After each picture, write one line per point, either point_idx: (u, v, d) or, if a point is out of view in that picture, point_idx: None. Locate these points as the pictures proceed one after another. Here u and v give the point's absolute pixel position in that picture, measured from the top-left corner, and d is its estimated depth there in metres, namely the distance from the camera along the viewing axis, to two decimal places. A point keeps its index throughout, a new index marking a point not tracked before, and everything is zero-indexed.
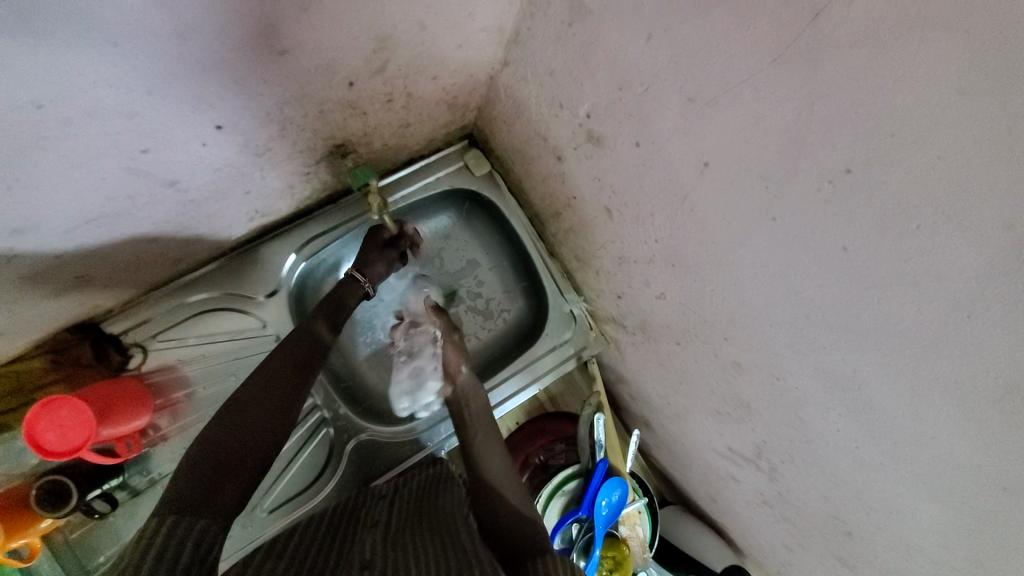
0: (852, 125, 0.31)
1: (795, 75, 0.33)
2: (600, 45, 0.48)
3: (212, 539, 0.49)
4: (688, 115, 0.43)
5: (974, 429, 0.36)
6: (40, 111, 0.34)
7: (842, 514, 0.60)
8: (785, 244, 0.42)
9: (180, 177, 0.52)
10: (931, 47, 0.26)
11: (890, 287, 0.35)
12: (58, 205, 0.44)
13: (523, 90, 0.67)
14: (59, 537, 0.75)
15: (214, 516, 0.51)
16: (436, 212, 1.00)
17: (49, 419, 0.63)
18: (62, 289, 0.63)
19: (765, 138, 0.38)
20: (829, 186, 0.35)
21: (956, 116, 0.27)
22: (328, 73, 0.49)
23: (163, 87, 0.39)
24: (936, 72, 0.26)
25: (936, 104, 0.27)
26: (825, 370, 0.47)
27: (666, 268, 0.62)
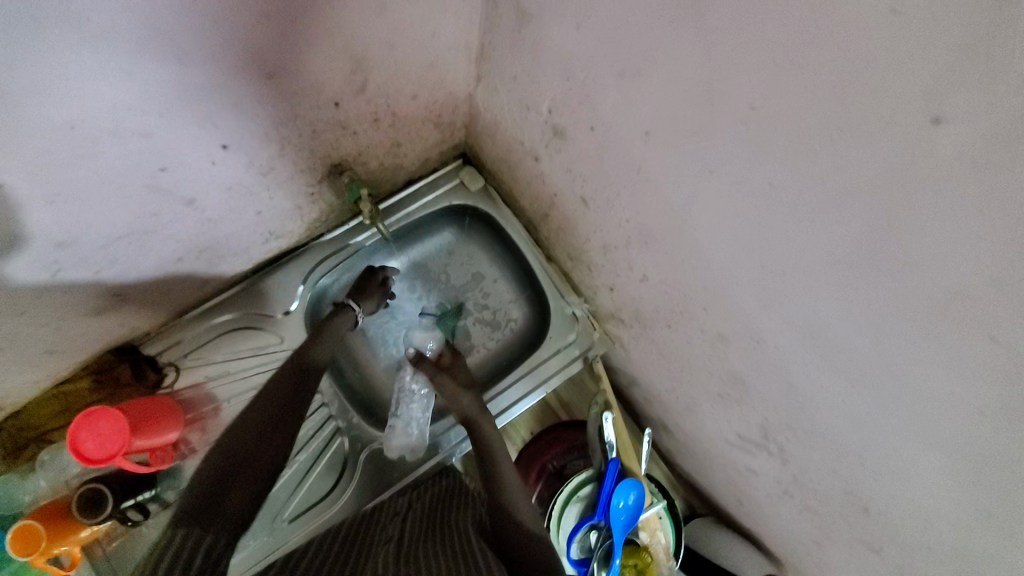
0: (744, 63, 0.34)
1: (691, 31, 0.37)
2: (545, 44, 0.54)
3: (221, 553, 0.52)
4: (623, 90, 0.47)
5: (932, 347, 0.35)
6: (73, 130, 0.42)
7: (855, 488, 0.56)
8: (726, 194, 0.44)
9: (196, 197, 0.60)
10: None
11: (820, 213, 0.37)
12: (93, 220, 0.53)
13: (497, 101, 0.73)
14: (98, 549, 0.81)
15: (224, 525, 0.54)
16: (439, 229, 1.06)
17: (89, 429, 0.70)
18: (102, 309, 0.72)
19: (684, 94, 0.41)
20: (743, 127, 0.38)
21: (818, 32, 0.29)
22: (313, 93, 0.56)
23: (171, 109, 0.47)
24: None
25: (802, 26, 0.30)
26: (793, 319, 0.47)
27: (642, 247, 0.64)
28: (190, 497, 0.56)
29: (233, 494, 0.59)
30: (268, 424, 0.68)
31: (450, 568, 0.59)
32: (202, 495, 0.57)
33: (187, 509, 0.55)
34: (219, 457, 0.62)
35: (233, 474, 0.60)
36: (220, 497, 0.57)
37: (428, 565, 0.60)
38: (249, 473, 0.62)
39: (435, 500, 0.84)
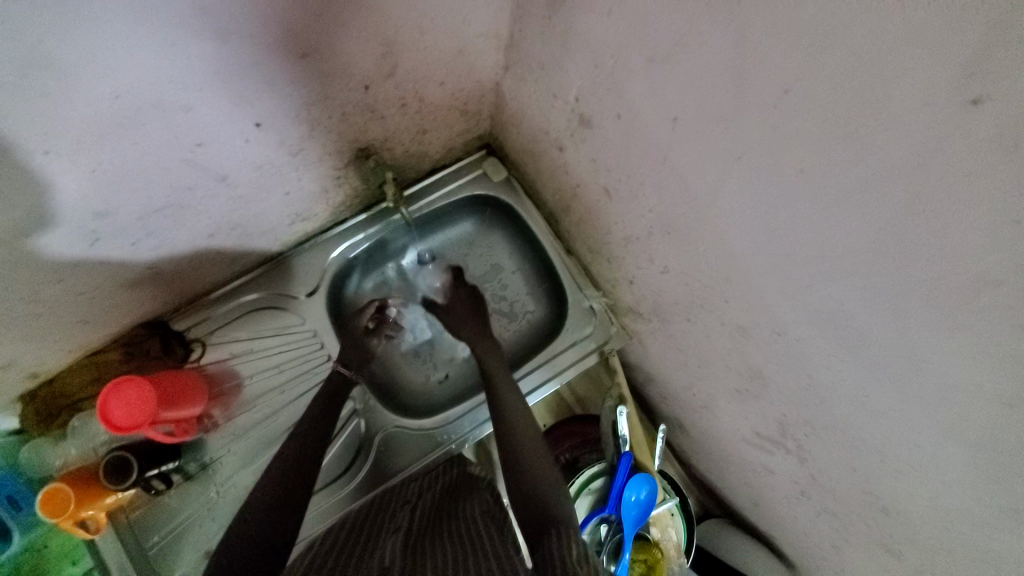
0: (781, 45, 0.34)
1: (727, 12, 0.36)
2: (574, 30, 0.54)
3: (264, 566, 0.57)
4: (652, 75, 0.47)
5: (964, 338, 0.34)
6: (117, 101, 0.43)
7: (874, 488, 0.55)
8: (753, 181, 0.44)
9: (229, 174, 0.62)
10: None
11: (850, 199, 0.36)
12: (132, 191, 0.55)
13: (524, 90, 0.74)
14: (122, 517, 0.85)
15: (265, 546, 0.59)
16: (459, 219, 1.08)
17: (118, 397, 0.72)
18: (135, 283, 0.74)
19: (716, 78, 0.41)
20: (775, 111, 0.37)
21: (859, 12, 0.29)
22: (345, 76, 0.58)
23: (211, 86, 0.48)
24: None
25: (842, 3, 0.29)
26: (817, 311, 0.46)
27: (664, 238, 0.64)
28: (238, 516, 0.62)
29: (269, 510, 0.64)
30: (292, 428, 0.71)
31: (457, 564, 0.58)
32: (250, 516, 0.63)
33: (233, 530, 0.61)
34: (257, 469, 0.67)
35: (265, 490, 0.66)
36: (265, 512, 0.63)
37: (436, 560, 0.59)
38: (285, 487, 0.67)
39: (445, 489, 0.84)
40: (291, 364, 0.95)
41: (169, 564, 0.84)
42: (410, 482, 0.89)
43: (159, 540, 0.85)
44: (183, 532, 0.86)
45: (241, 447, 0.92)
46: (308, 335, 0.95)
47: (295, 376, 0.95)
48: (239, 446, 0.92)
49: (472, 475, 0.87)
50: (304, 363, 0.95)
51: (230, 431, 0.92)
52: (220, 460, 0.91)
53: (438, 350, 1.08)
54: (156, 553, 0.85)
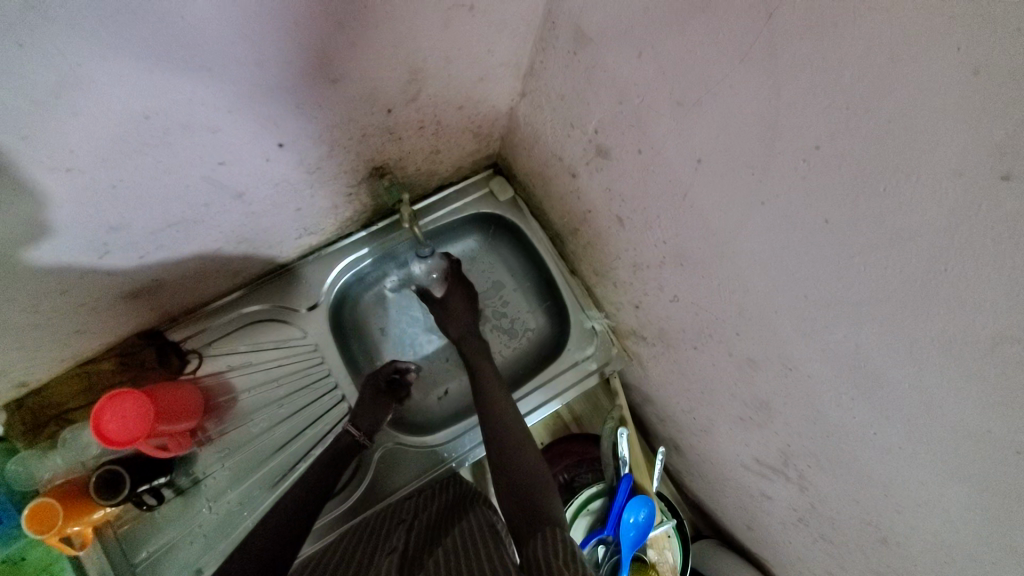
0: (815, 104, 0.36)
1: (762, 68, 0.38)
2: (600, 67, 0.56)
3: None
4: (679, 118, 0.49)
5: (978, 389, 0.36)
6: (147, 121, 0.43)
7: (875, 518, 0.57)
8: (776, 225, 0.45)
9: (245, 190, 0.61)
10: (864, 27, 0.31)
11: (874, 249, 0.38)
12: (148, 206, 0.54)
13: (540, 117, 0.75)
14: (110, 532, 0.81)
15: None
16: (463, 236, 1.08)
17: (114, 410, 0.70)
18: (136, 294, 0.72)
19: (746, 129, 0.42)
20: (804, 164, 0.39)
21: (895, 84, 0.31)
22: (370, 100, 0.58)
23: (241, 107, 0.48)
24: (871, 49, 0.31)
25: (875, 76, 0.32)
26: (831, 350, 0.48)
27: (676, 269, 0.66)
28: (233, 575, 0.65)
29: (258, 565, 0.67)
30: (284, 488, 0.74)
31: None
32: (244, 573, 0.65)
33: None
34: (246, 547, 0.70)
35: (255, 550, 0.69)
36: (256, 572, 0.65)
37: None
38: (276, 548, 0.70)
39: (441, 506, 0.84)
40: (290, 378, 0.93)
41: None
42: (407, 499, 0.88)
43: (147, 558, 0.82)
44: (173, 550, 0.83)
45: (235, 463, 0.89)
46: (309, 348, 0.94)
47: (293, 391, 0.93)
48: (233, 462, 0.89)
49: (468, 492, 0.86)
50: (304, 380, 0.94)
51: (223, 446, 0.89)
52: (212, 475, 0.88)
53: (437, 365, 1.08)
54: (142, 571, 0.81)
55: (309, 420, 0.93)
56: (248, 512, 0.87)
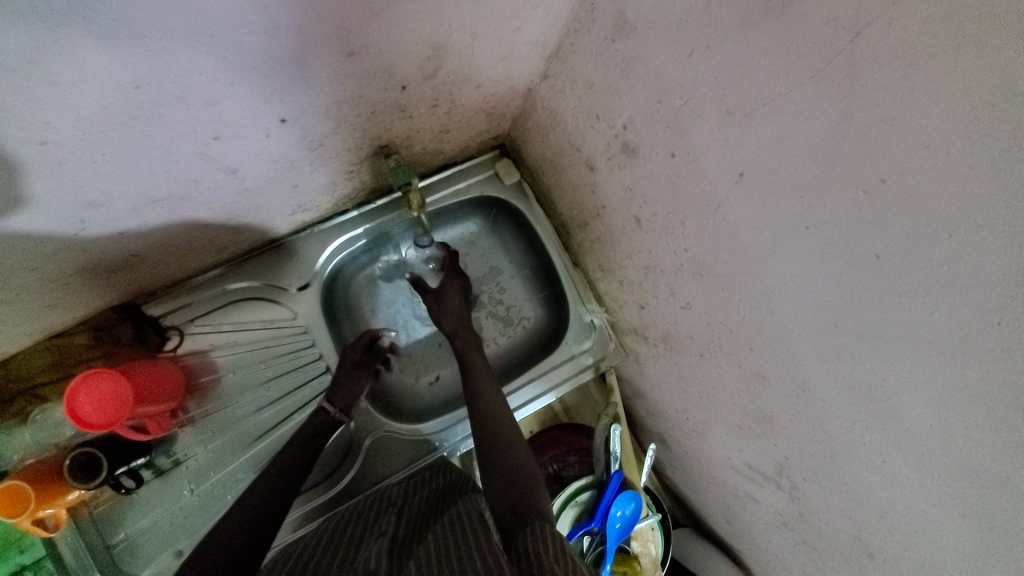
0: (887, 137, 0.34)
1: (835, 88, 0.36)
2: (641, 60, 0.53)
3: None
4: (725, 127, 0.47)
5: (1005, 437, 0.36)
6: (137, 91, 0.39)
7: (864, 533, 0.58)
8: (817, 251, 0.44)
9: (240, 167, 0.57)
10: (956, 63, 0.29)
11: (922, 290, 0.37)
12: (131, 182, 0.50)
13: (562, 103, 0.71)
14: (85, 513, 0.78)
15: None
16: (463, 218, 1.03)
17: (89, 391, 0.66)
18: (114, 268, 0.67)
19: (802, 147, 0.40)
20: (863, 196, 0.37)
21: (977, 128, 0.29)
22: (385, 75, 0.54)
23: (242, 78, 0.44)
24: (958, 86, 0.29)
25: (955, 115, 0.30)
26: (853, 380, 0.47)
27: (693, 277, 0.64)
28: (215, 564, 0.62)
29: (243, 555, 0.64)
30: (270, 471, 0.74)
31: (446, 562, 0.58)
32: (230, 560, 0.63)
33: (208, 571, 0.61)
34: (228, 532, 0.67)
35: (240, 534, 0.67)
36: (240, 568, 0.63)
37: (421, 563, 0.59)
38: (264, 537, 0.68)
39: (430, 492, 0.83)
40: (277, 360, 0.89)
41: (135, 563, 0.79)
42: (395, 485, 0.87)
43: (125, 539, 0.80)
44: (153, 531, 0.81)
45: (218, 445, 0.86)
46: (297, 330, 0.90)
47: (281, 374, 0.90)
48: (216, 444, 0.86)
49: (459, 478, 0.86)
50: (293, 362, 0.90)
51: (205, 428, 0.85)
52: (195, 458, 0.84)
53: (429, 351, 1.05)
54: (119, 552, 0.79)
55: (297, 405, 0.90)
56: (231, 494, 0.84)
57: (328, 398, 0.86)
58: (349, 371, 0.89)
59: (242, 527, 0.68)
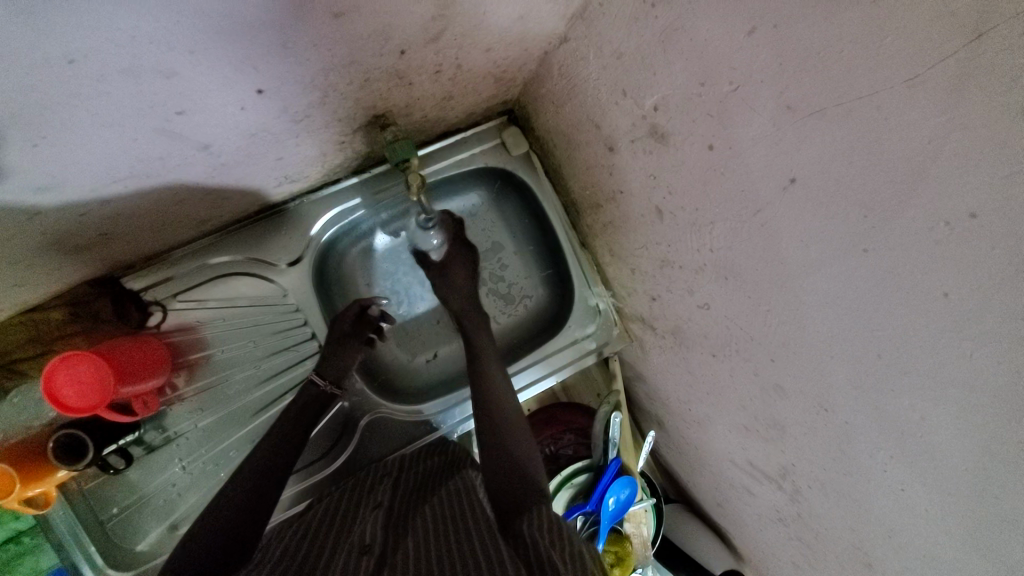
0: (991, 167, 0.28)
1: (932, 99, 0.30)
2: (686, 34, 0.46)
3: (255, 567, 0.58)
4: (782, 125, 0.40)
5: None
6: (71, 65, 0.33)
7: (866, 547, 0.55)
8: (872, 279, 0.39)
9: (213, 142, 0.50)
10: None
11: (995, 338, 0.32)
12: (87, 164, 0.44)
13: (583, 72, 0.63)
14: (74, 486, 0.77)
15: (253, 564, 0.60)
16: (465, 190, 0.96)
17: (67, 373, 0.62)
18: (85, 245, 0.61)
19: (876, 160, 0.34)
20: (943, 228, 0.32)
21: None
22: (380, 39, 0.47)
23: (205, 47, 0.37)
24: None
25: None
26: (886, 412, 0.44)
27: (716, 279, 0.59)
28: (206, 542, 0.61)
29: (232, 534, 0.63)
30: (272, 451, 0.73)
31: (442, 537, 0.58)
32: (223, 537, 0.62)
33: (193, 554, 0.59)
34: (217, 510, 0.65)
35: (230, 508, 0.65)
36: (233, 551, 0.61)
37: (418, 538, 0.59)
38: (262, 512, 0.67)
39: (429, 467, 0.82)
40: (268, 338, 0.85)
41: (130, 537, 0.79)
42: (393, 459, 0.86)
43: (118, 514, 0.79)
44: (146, 506, 0.80)
45: (209, 423, 0.83)
46: (288, 308, 0.86)
47: (273, 352, 0.86)
48: (206, 422, 0.83)
49: (461, 453, 0.85)
50: (286, 340, 0.86)
51: (195, 404, 0.83)
52: (185, 435, 0.82)
53: (427, 330, 1.01)
54: (113, 527, 0.78)
55: (288, 384, 0.87)
56: (224, 472, 0.83)
57: (317, 371, 0.82)
58: (337, 347, 0.85)
59: (227, 504, 0.65)
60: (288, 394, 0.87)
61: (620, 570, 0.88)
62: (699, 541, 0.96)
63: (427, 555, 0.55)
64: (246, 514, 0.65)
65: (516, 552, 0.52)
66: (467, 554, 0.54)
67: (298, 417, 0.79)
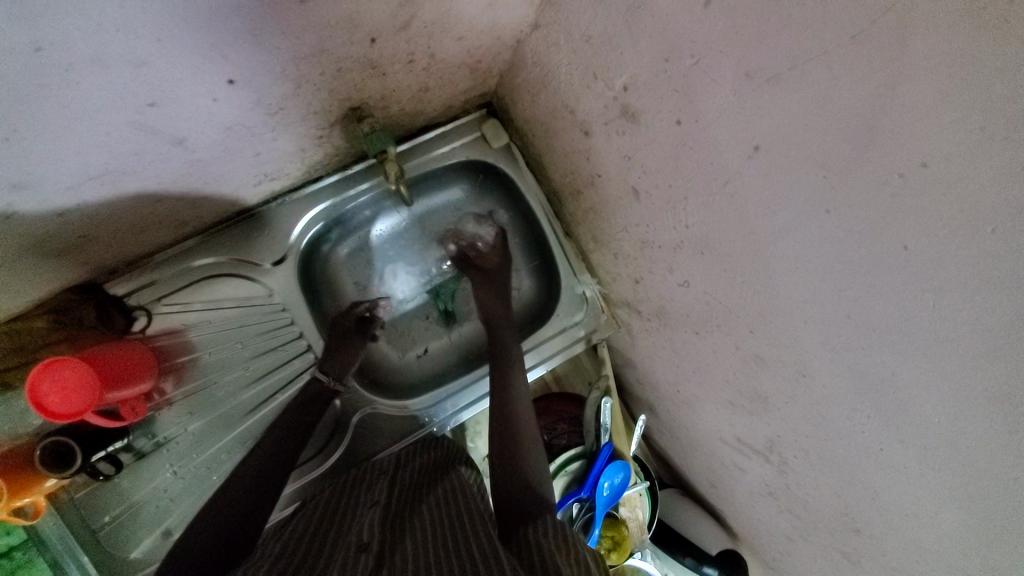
0: (937, 116, 0.29)
1: (877, 55, 0.31)
2: (648, 11, 0.47)
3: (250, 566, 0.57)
4: (743, 94, 0.41)
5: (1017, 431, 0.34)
6: (39, 54, 0.33)
7: (852, 511, 0.56)
8: (838, 238, 0.40)
9: (188, 136, 0.51)
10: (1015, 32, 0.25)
11: (954, 284, 0.33)
12: (61, 159, 0.44)
13: (554, 58, 0.64)
14: (65, 496, 0.76)
15: (248, 558, 0.59)
16: (448, 184, 0.97)
17: (51, 380, 0.61)
18: (65, 248, 0.61)
19: (832, 119, 0.35)
20: (898, 180, 0.33)
21: None
22: (350, 26, 0.47)
23: (174, 34, 0.38)
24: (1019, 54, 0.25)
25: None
26: (860, 372, 0.45)
27: (694, 255, 0.60)
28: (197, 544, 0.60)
29: (224, 531, 0.62)
30: (263, 449, 0.73)
31: (442, 538, 0.58)
32: (215, 538, 0.61)
33: (185, 553, 0.59)
34: (208, 511, 0.64)
35: (222, 507, 0.65)
36: (229, 545, 0.60)
37: (417, 538, 0.58)
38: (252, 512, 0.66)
39: (423, 464, 0.81)
40: (257, 338, 0.85)
41: (124, 544, 0.78)
42: (385, 457, 0.86)
43: (110, 522, 0.78)
44: (138, 512, 0.79)
45: (199, 426, 0.83)
46: (276, 308, 0.86)
47: (261, 352, 0.86)
48: (197, 425, 0.83)
49: (458, 453, 0.85)
50: (274, 340, 0.86)
51: (185, 409, 0.82)
52: (176, 439, 0.82)
53: (417, 326, 1.02)
54: (105, 535, 0.77)
55: (279, 384, 0.86)
56: (217, 475, 0.82)
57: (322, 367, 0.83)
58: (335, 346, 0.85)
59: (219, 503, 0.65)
60: (281, 393, 0.86)
61: (617, 554, 0.90)
62: (696, 523, 0.97)
63: (427, 555, 0.54)
64: (237, 513, 0.64)
65: (522, 560, 0.52)
66: (467, 556, 0.53)
67: (288, 415, 0.79)
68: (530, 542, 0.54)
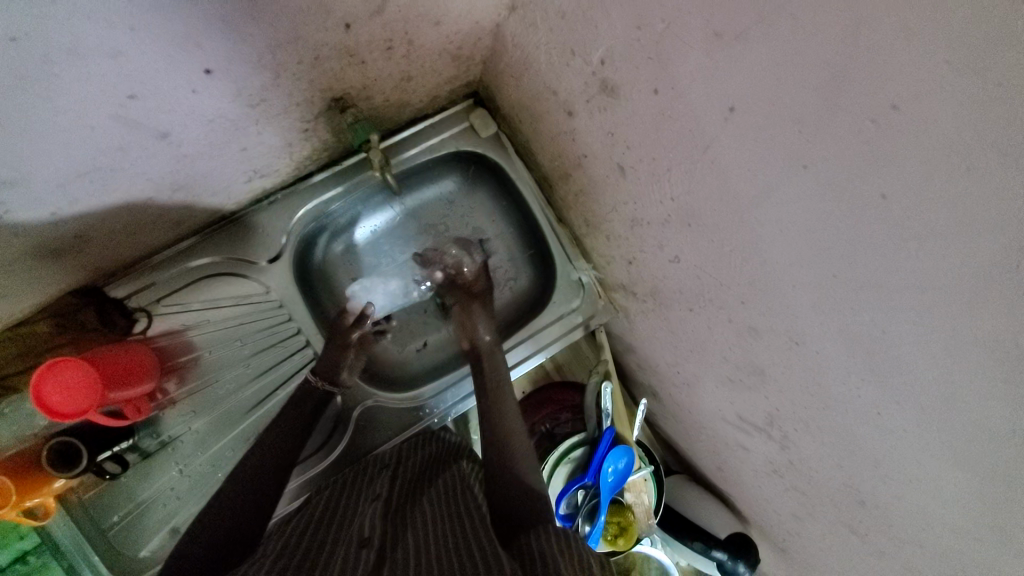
0: (900, 55, 0.29)
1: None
2: None
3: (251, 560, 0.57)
4: (714, 55, 0.41)
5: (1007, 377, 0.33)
6: (14, 44, 0.34)
7: (854, 480, 0.55)
8: (817, 195, 0.39)
9: (171, 130, 0.52)
10: None
11: (934, 229, 0.32)
12: (47, 155, 0.45)
13: (533, 39, 0.64)
14: (74, 498, 0.77)
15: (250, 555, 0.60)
16: (439, 176, 0.97)
17: (54, 381, 0.62)
18: (62, 250, 0.62)
19: (801, 70, 0.35)
20: (870, 127, 0.33)
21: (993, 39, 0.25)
22: (322, 12, 0.48)
23: (147, 23, 0.39)
24: None
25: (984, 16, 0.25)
26: (850, 332, 0.44)
27: (682, 228, 0.59)
28: (201, 540, 0.60)
29: (226, 526, 0.63)
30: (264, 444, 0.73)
31: (441, 530, 0.58)
32: (218, 532, 0.62)
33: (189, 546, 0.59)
34: (211, 505, 0.65)
35: (224, 501, 0.66)
36: (231, 544, 0.61)
37: (417, 529, 0.58)
38: (254, 505, 0.66)
39: (425, 458, 0.81)
40: (255, 336, 0.86)
41: (133, 543, 0.79)
42: (388, 450, 0.86)
43: (119, 522, 0.79)
44: (146, 511, 0.80)
45: (203, 425, 0.84)
46: (272, 305, 0.86)
47: (260, 350, 0.86)
48: (200, 424, 0.84)
49: (462, 450, 0.85)
50: (272, 337, 0.87)
51: (188, 408, 0.84)
52: (181, 438, 0.83)
53: (415, 321, 1.02)
54: (115, 534, 0.79)
55: (279, 381, 0.87)
56: (222, 472, 0.83)
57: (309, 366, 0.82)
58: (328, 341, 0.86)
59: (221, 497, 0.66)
60: (281, 390, 0.87)
61: (624, 539, 0.89)
62: (704, 507, 0.95)
63: (425, 545, 0.54)
64: (239, 508, 0.65)
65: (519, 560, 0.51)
66: (466, 547, 0.53)
67: (288, 410, 0.79)
68: (529, 548, 0.53)
